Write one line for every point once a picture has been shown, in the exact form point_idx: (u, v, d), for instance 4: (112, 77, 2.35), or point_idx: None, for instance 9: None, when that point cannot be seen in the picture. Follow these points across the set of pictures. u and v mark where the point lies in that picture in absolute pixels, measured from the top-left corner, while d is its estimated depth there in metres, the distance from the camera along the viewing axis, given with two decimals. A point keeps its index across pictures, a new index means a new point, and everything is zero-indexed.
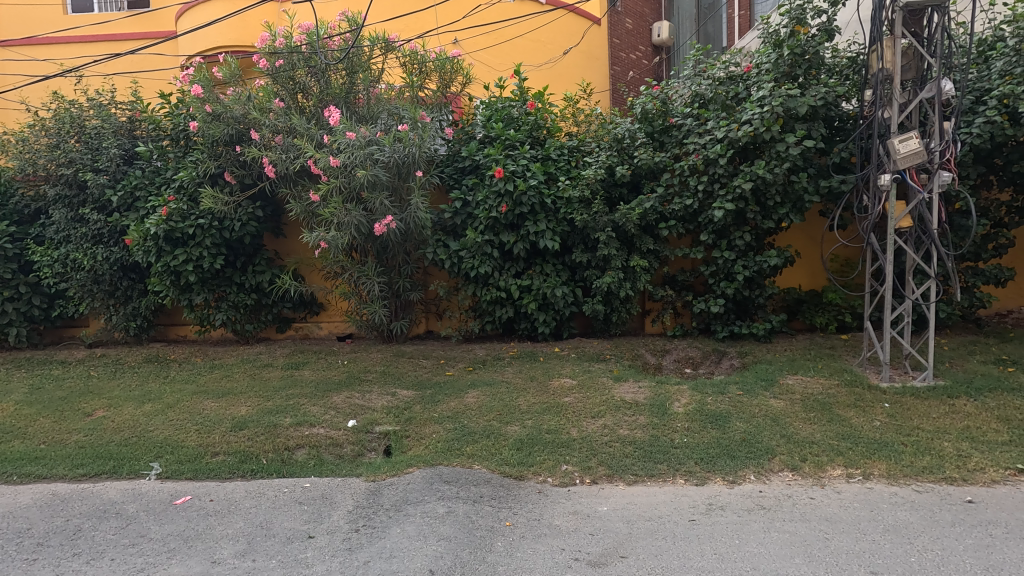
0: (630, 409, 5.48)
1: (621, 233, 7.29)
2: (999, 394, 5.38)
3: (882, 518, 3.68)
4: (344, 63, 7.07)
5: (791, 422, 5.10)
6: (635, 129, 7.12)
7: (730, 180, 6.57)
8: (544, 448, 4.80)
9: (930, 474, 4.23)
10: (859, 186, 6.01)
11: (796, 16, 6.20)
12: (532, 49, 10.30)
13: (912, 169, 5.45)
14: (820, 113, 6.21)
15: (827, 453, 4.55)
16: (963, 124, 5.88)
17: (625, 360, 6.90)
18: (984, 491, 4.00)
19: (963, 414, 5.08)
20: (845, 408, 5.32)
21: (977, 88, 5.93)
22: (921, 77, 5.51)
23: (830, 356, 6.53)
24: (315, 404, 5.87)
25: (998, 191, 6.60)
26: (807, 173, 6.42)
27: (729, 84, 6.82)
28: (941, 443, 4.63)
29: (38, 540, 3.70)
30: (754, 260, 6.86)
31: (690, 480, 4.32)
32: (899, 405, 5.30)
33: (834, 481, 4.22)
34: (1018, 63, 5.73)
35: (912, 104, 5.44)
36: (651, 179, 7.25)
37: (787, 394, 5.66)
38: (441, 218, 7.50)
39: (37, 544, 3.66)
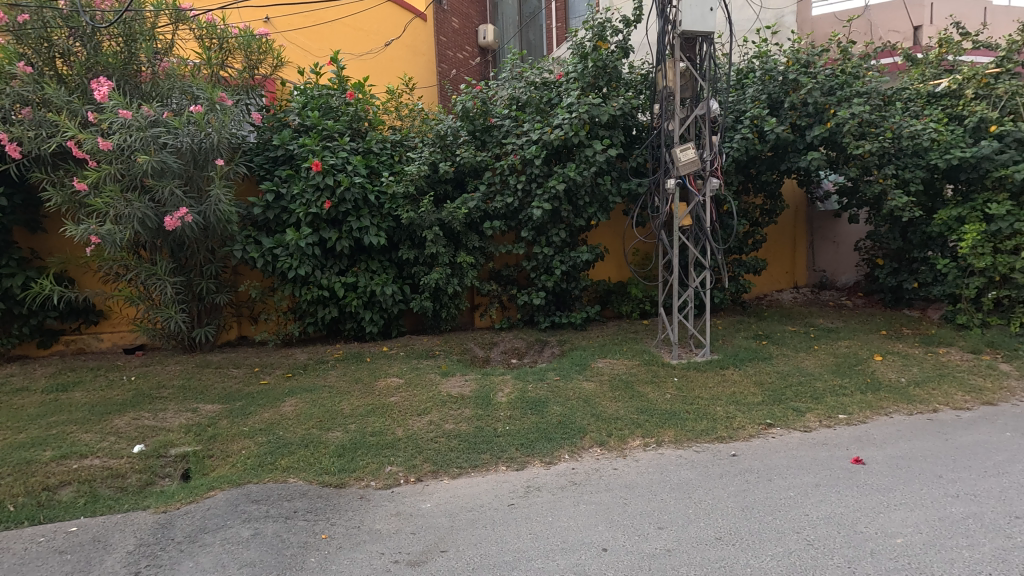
0: (456, 403, 5.55)
1: (448, 229, 7.34)
2: (756, 363, 6.54)
3: (669, 478, 4.24)
4: (119, 29, 6.01)
5: (599, 401, 5.62)
6: (457, 127, 7.26)
7: (546, 180, 6.98)
8: (368, 452, 4.64)
9: (706, 435, 4.98)
10: (652, 188, 6.84)
11: (598, 33, 6.82)
12: (351, 36, 9.86)
13: (691, 175, 6.34)
14: (620, 123, 6.89)
15: (628, 426, 5.10)
16: (728, 139, 6.99)
17: (454, 355, 6.99)
18: (743, 444, 4.83)
19: (731, 382, 6.08)
20: (644, 385, 6.02)
21: (736, 109, 7.11)
22: (696, 95, 6.41)
23: (633, 340, 7.35)
24: (87, 431, 4.93)
25: (754, 197, 8.01)
26: (611, 176, 7.10)
27: (544, 89, 7.24)
28: (714, 408, 5.48)
29: None
30: (569, 255, 7.39)
31: (511, 466, 4.51)
32: (684, 378, 6.16)
33: (634, 451, 4.74)
34: (764, 91, 6.99)
35: (689, 119, 6.32)
36: (475, 176, 7.42)
37: (597, 376, 6.24)
38: (251, 212, 6.82)
39: None
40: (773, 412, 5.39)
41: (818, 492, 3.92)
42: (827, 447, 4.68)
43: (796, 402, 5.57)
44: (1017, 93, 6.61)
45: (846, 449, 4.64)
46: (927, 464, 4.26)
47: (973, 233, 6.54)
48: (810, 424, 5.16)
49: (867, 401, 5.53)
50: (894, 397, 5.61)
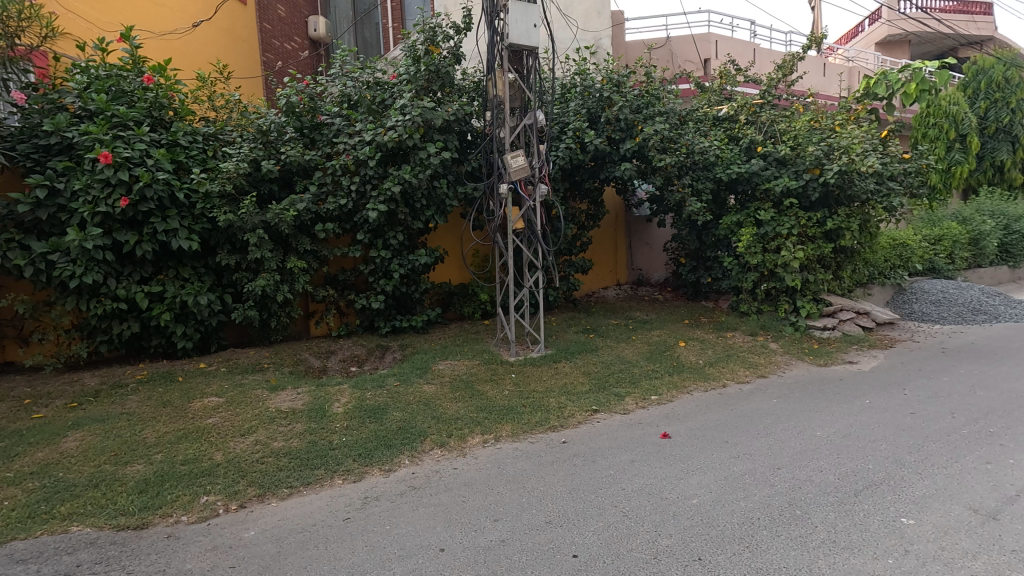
0: (286, 418, 5.17)
1: (274, 232, 6.80)
2: (584, 355, 7.11)
3: (506, 471, 4.41)
4: None
5: (440, 403, 5.66)
6: (282, 122, 6.84)
7: (381, 181, 6.83)
8: (178, 483, 4.10)
9: (540, 426, 5.28)
10: (486, 193, 7.07)
11: (429, 37, 6.88)
12: (148, 13, 8.68)
13: (522, 181, 6.69)
14: (454, 128, 7.00)
15: (468, 425, 5.20)
16: (554, 148, 7.50)
17: (285, 367, 6.50)
18: (572, 431, 5.21)
19: (563, 374, 6.53)
20: (483, 383, 6.19)
21: (561, 121, 7.67)
22: (524, 106, 6.79)
23: (474, 340, 7.52)
24: None
25: (579, 202, 8.71)
26: (447, 179, 7.18)
27: (376, 89, 7.10)
28: (548, 399, 5.84)
29: None
30: (408, 258, 7.31)
31: (347, 479, 4.32)
32: (521, 374, 6.48)
33: (473, 449, 4.85)
34: (584, 106, 7.65)
35: (519, 128, 6.66)
36: (304, 176, 6.99)
37: (438, 378, 6.27)
38: (14, 211, 5.63)
39: None
40: (599, 398, 5.91)
41: (633, 467, 4.39)
42: (641, 426, 5.25)
43: (618, 388, 6.17)
44: (774, 121, 8.08)
45: (656, 426, 5.26)
46: (717, 431, 5.01)
47: (748, 236, 7.85)
48: (629, 407, 5.75)
49: (674, 382, 6.34)
50: (694, 376, 6.51)
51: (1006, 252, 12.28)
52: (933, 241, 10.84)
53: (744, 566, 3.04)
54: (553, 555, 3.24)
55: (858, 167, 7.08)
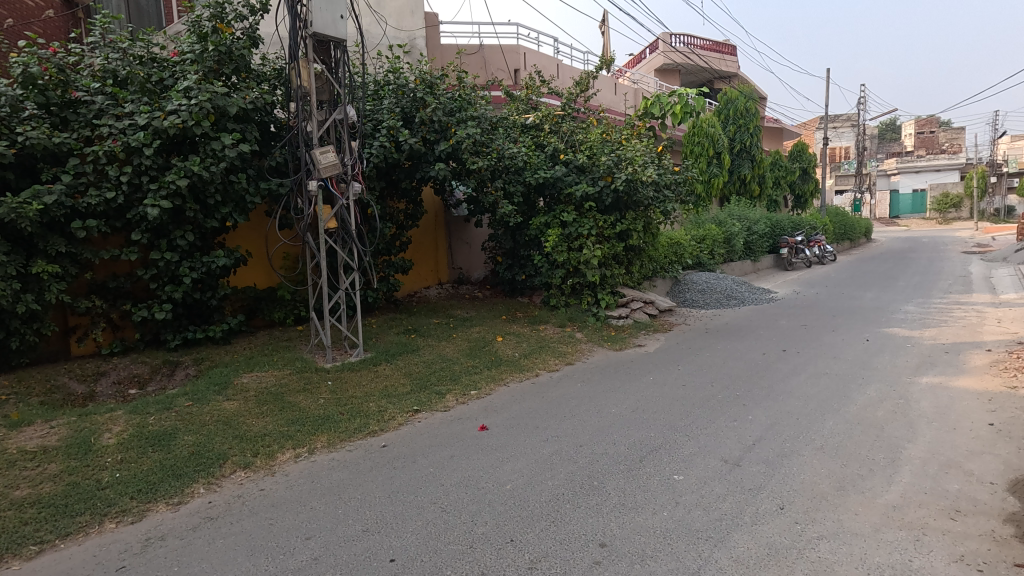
0: (34, 460, 4.22)
1: (10, 230, 5.47)
2: (405, 356, 7.05)
3: (321, 484, 4.18)
4: None
5: (243, 420, 5.13)
6: (17, 96, 5.52)
7: (161, 173, 5.94)
8: None
9: (358, 432, 5.10)
10: (294, 189, 6.60)
11: (217, 14, 6.20)
12: None
13: (333, 178, 6.38)
14: (252, 117, 6.38)
15: (277, 441, 4.81)
16: (367, 145, 7.28)
17: (34, 397, 5.28)
18: (393, 434, 5.13)
19: (383, 377, 6.39)
20: (295, 394, 5.77)
21: (374, 118, 7.48)
22: (333, 100, 6.49)
23: (285, 348, 6.97)
24: None
25: (397, 202, 8.61)
26: (246, 174, 6.52)
27: (152, 66, 6.22)
28: (367, 404, 5.67)
29: None
30: (201, 261, 6.46)
31: (122, 521, 3.68)
32: (338, 380, 6.18)
33: (284, 466, 4.49)
34: (398, 104, 7.56)
35: (327, 122, 6.33)
36: (54, 163, 5.76)
37: (241, 394, 5.67)
38: None
39: None
40: (420, 398, 5.91)
41: (452, 462, 4.49)
42: (461, 421, 5.39)
43: (439, 386, 6.25)
44: (574, 132, 8.91)
45: (475, 419, 5.44)
46: (528, 419, 5.37)
47: (555, 236, 8.55)
48: (450, 403, 5.86)
49: (492, 375, 6.64)
50: (510, 369, 6.89)
51: (749, 249, 15.23)
52: (699, 240, 12.98)
53: (550, 539, 3.31)
54: (369, 563, 3.16)
55: (640, 176, 8.16)
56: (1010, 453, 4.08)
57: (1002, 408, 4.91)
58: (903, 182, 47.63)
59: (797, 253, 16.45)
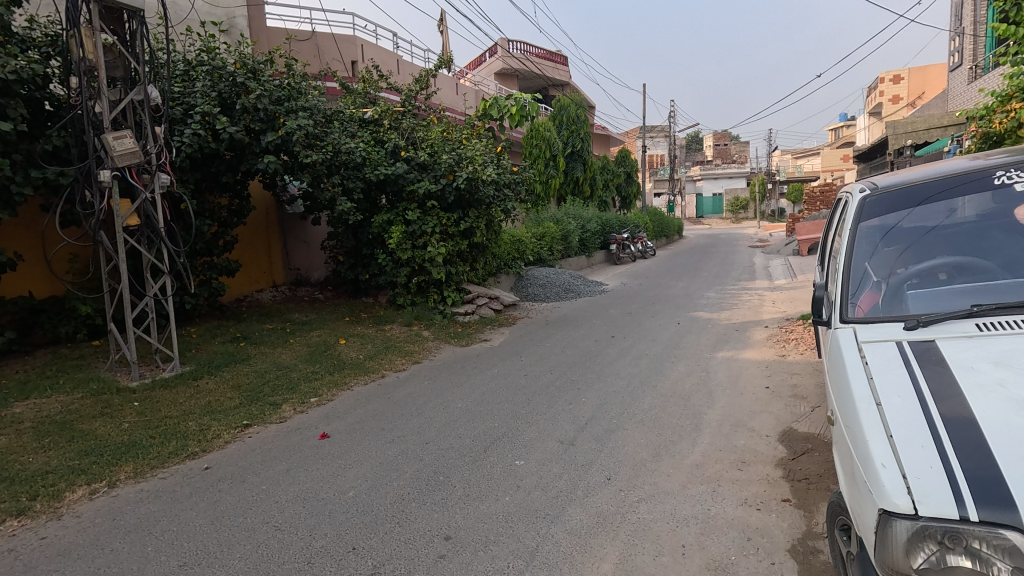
0: None
1: None
2: (233, 367, 6.38)
3: (124, 522, 3.61)
4: None
5: (15, 459, 4.22)
6: None
7: None
8: None
9: (175, 456, 4.50)
10: (79, 180, 5.59)
11: None
12: None
13: (132, 168, 5.53)
14: (16, 91, 5.25)
15: (65, 478, 4.05)
16: (177, 132, 6.44)
17: None
18: (217, 454, 4.61)
19: (205, 392, 5.71)
20: (89, 421, 4.89)
21: (185, 101, 6.64)
22: (129, 77, 5.61)
23: (75, 367, 5.89)
24: None
25: (218, 196, 7.75)
26: (10, 159, 5.34)
27: None
28: (186, 424, 5.03)
29: None
30: None
31: None
32: (148, 400, 5.38)
33: (74, 507, 3.79)
34: (214, 88, 6.80)
35: (122, 103, 5.47)
36: None
37: (11, 427, 4.66)
38: None
39: None
40: (250, 412, 5.40)
41: (288, 476, 4.17)
42: (299, 432, 5.04)
43: (273, 397, 5.76)
44: (414, 129, 8.82)
45: (315, 428, 5.13)
46: (372, 422, 5.21)
47: (398, 234, 8.41)
48: (286, 414, 5.45)
49: (334, 380, 6.31)
50: (354, 372, 6.61)
51: (584, 245, 16.50)
52: (539, 237, 13.72)
53: (394, 541, 3.25)
54: None
55: (481, 175, 8.37)
56: (780, 409, 4.97)
57: (775, 373, 5.97)
58: (706, 186, 55.26)
59: (624, 249, 18.20)
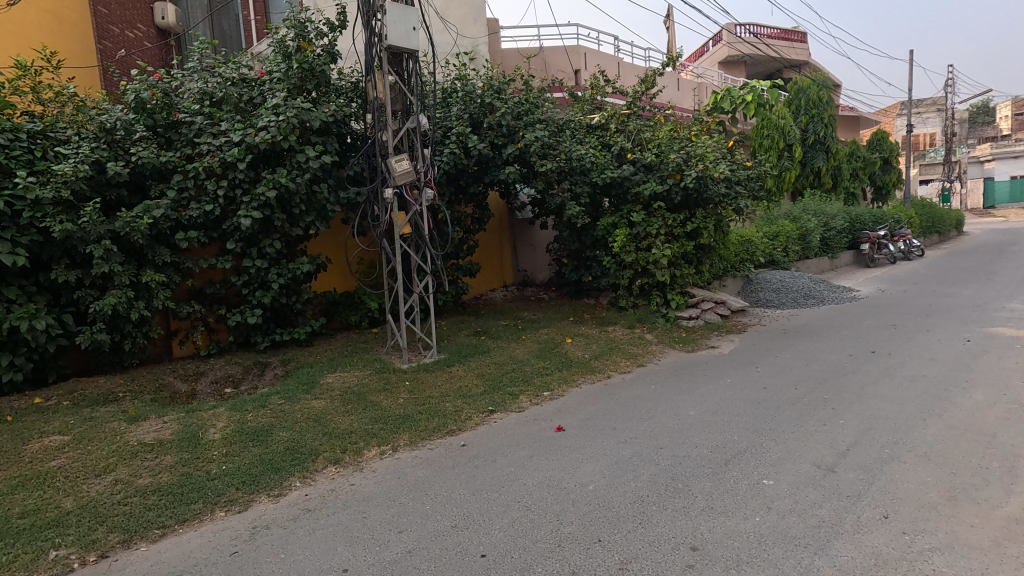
0: (152, 451, 4.64)
1: (125, 243, 5.99)
2: (477, 357, 7.17)
3: (406, 481, 4.33)
4: None
5: (331, 418, 5.39)
6: (130, 120, 6.04)
7: (252, 186, 6.32)
8: (17, 541, 3.51)
9: (438, 431, 5.24)
10: (370, 197, 6.86)
11: (300, 33, 6.55)
12: None
13: (407, 185, 6.59)
14: (333, 129, 6.71)
15: (363, 438, 5.02)
16: (438, 152, 7.50)
17: (146, 395, 5.76)
18: (471, 434, 5.23)
19: (457, 377, 6.54)
20: (376, 393, 6.00)
21: (443, 125, 7.69)
22: (406, 109, 6.67)
23: (363, 349, 7.27)
24: None
25: (465, 205, 8.79)
26: (327, 184, 6.84)
27: (242, 85, 6.58)
28: (444, 404, 5.82)
29: None
30: (287, 267, 6.85)
31: (230, 510, 3.97)
32: (416, 380, 6.38)
33: (370, 462, 4.69)
34: (466, 111, 7.74)
35: (401, 131, 6.54)
36: (160, 180, 6.27)
37: (327, 392, 5.97)
38: None
39: None
40: (494, 399, 6.01)
41: (532, 462, 4.53)
42: (536, 422, 5.43)
43: (511, 388, 6.30)
44: (641, 130, 8.75)
45: (549, 420, 5.46)
46: (603, 420, 5.34)
47: (623, 236, 8.48)
48: (523, 404, 5.91)
49: (563, 377, 6.63)
50: (580, 370, 6.86)
51: (826, 245, 14.46)
52: (772, 237, 12.44)
53: (639, 541, 3.29)
54: (462, 557, 3.26)
55: (711, 173, 7.93)
56: None
57: None
58: (998, 168, 43.66)
59: (881, 248, 15.50)
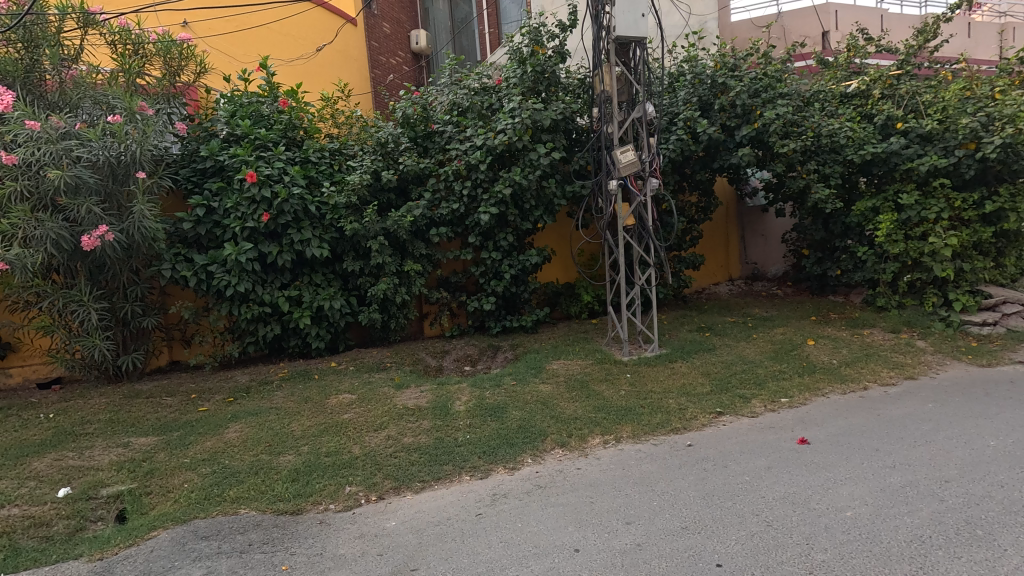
0: (413, 415, 5.46)
1: (393, 238, 7.13)
2: (701, 354, 6.79)
3: (631, 473, 4.31)
4: (19, 33, 5.52)
5: (558, 403, 5.66)
6: (398, 134, 7.14)
7: (491, 184, 6.95)
8: (324, 473, 4.47)
9: (662, 427, 5.10)
10: (595, 190, 6.96)
11: (534, 38, 6.95)
12: (279, 42, 9.56)
13: (632, 176, 6.50)
14: (561, 126, 7.01)
15: (588, 425, 5.15)
16: (664, 140, 7.29)
17: (406, 366, 6.81)
18: (698, 434, 4.98)
19: (681, 373, 6.28)
20: (599, 383, 6.11)
21: (670, 111, 7.43)
22: (632, 99, 6.58)
23: (584, 339, 7.46)
24: (4, 477, 4.48)
25: (690, 194, 8.38)
26: (555, 179, 7.18)
27: (483, 94, 7.23)
28: (667, 400, 5.64)
29: None
30: (518, 259, 7.41)
31: (474, 475, 4.46)
32: (637, 374, 6.31)
33: (595, 450, 4.79)
34: (694, 94, 7.35)
35: (627, 121, 6.47)
36: (418, 184, 7.31)
37: (553, 378, 6.29)
38: (179, 228, 6.37)
39: None
40: (722, 400, 5.61)
41: (771, 474, 4.11)
42: (775, 430, 4.91)
43: (742, 390, 5.81)
44: (917, 93, 7.24)
45: (790, 430, 4.89)
46: (861, 438, 4.58)
47: (887, 223, 7.12)
48: (757, 410, 5.40)
49: (804, 384, 5.87)
50: (828, 378, 5.99)
51: None
52: None
53: None
54: (694, 563, 3.12)
55: None
56: None
57: None
58: None
59: None
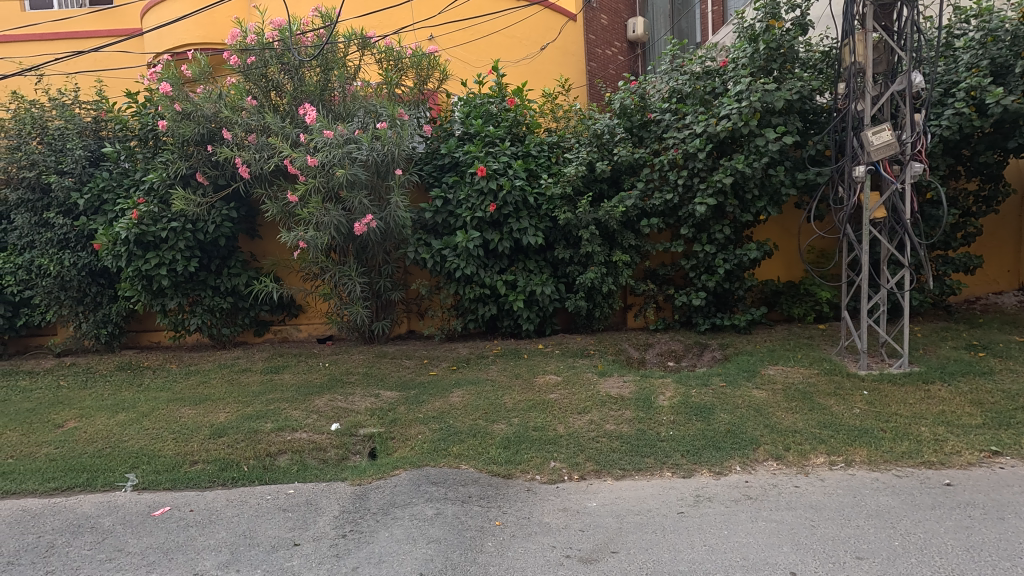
0: (616, 403, 5.54)
1: (604, 228, 7.26)
2: (971, 378, 5.52)
3: (865, 503, 3.75)
4: (318, 60, 6.97)
5: (774, 412, 5.18)
6: (614, 125, 7.19)
7: (709, 173, 6.61)
8: (531, 446, 4.82)
9: (909, 458, 4.32)
10: (835, 178, 6.10)
11: (771, 11, 6.33)
12: (507, 45, 10.36)
13: (886, 160, 5.54)
14: (796, 107, 6.32)
15: (809, 441, 4.62)
16: (933, 116, 6.09)
17: (608, 355, 6.90)
18: (961, 474, 4.10)
19: (939, 398, 5.20)
20: (826, 396, 5.41)
21: (946, 80, 6.15)
22: (892, 69, 5.60)
23: (809, 345, 6.65)
24: (296, 408, 5.80)
25: (966, 180, 6.85)
26: (784, 166, 6.53)
27: (706, 78, 6.88)
28: (918, 427, 4.73)
29: (36, 552, 3.62)
30: (734, 253, 6.94)
31: (676, 473, 4.35)
32: (877, 392, 5.41)
33: (818, 469, 4.29)
34: (984, 56, 5.95)
35: (883, 97, 5.52)
36: (631, 174, 7.29)
37: (769, 384, 5.76)
38: (422, 217, 7.38)
39: (44, 550, 3.64)
40: (999, 437, 4.52)
41: None
42: None
43: None
44: None
45: None
46: None
47: None
48: None
49: None
50: None
51: None
52: None
53: None
54: None
55: None
56: None
57: None
58: None
59: None
